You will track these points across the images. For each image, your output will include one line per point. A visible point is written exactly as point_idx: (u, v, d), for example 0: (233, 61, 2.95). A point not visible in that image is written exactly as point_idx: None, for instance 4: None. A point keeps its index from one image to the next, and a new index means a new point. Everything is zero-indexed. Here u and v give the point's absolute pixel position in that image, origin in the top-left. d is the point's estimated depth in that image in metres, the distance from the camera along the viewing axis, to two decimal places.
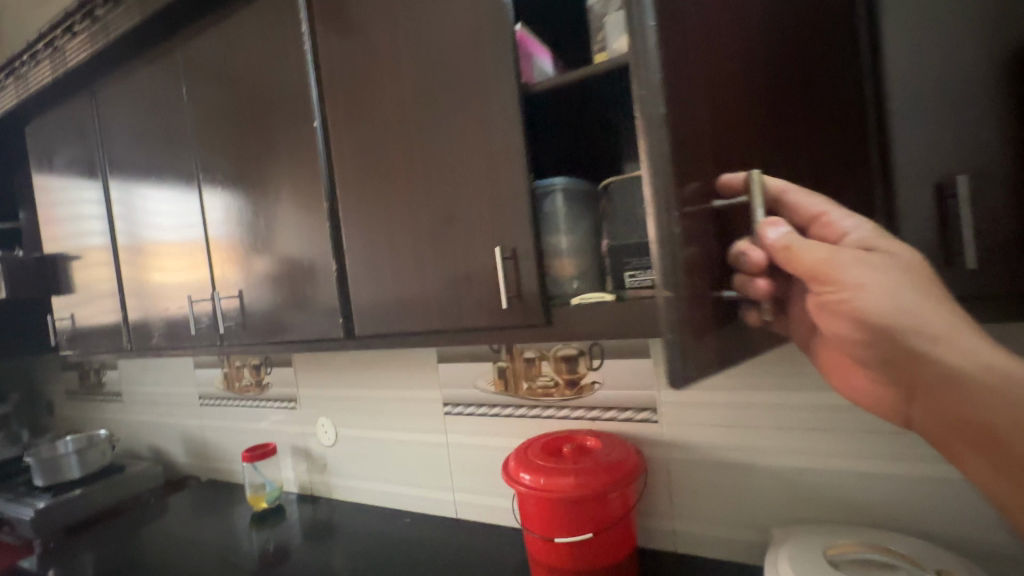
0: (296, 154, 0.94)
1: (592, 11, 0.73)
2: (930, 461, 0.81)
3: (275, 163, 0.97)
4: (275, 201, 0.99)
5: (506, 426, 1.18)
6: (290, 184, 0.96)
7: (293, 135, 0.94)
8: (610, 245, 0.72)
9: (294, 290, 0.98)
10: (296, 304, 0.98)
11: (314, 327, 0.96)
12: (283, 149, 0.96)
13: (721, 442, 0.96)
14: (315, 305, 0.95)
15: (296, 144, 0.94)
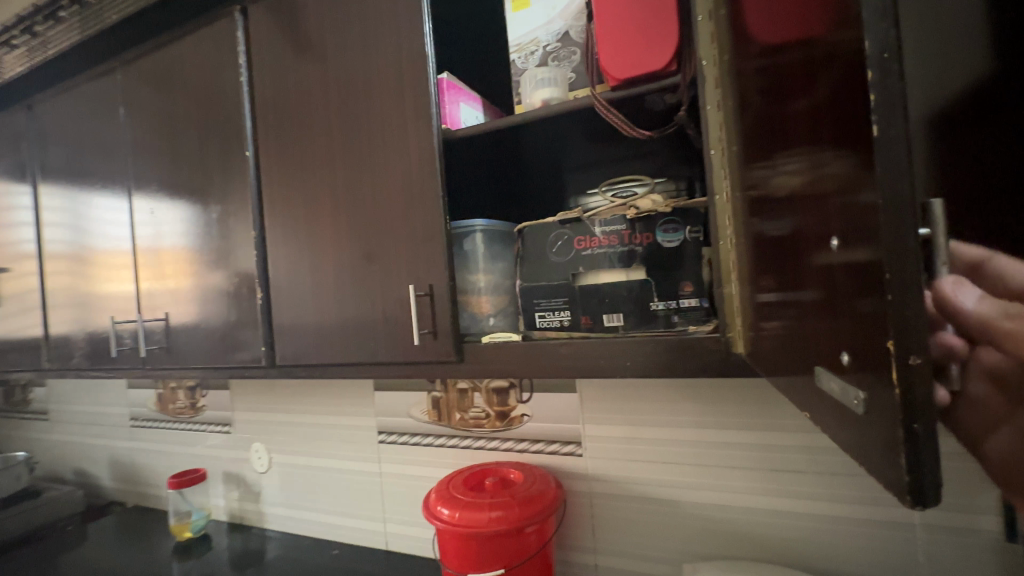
0: (230, 181, 0.95)
1: (513, 65, 0.77)
2: (826, 498, 0.86)
3: (209, 187, 0.98)
4: (206, 227, 0.99)
5: (438, 457, 1.18)
6: (223, 210, 0.96)
7: (228, 162, 0.95)
8: (522, 286, 0.74)
9: (221, 316, 0.97)
10: (222, 331, 0.98)
11: (239, 354, 0.95)
12: (218, 175, 0.96)
13: (641, 477, 0.99)
14: (241, 333, 0.95)
15: (230, 171, 0.95)
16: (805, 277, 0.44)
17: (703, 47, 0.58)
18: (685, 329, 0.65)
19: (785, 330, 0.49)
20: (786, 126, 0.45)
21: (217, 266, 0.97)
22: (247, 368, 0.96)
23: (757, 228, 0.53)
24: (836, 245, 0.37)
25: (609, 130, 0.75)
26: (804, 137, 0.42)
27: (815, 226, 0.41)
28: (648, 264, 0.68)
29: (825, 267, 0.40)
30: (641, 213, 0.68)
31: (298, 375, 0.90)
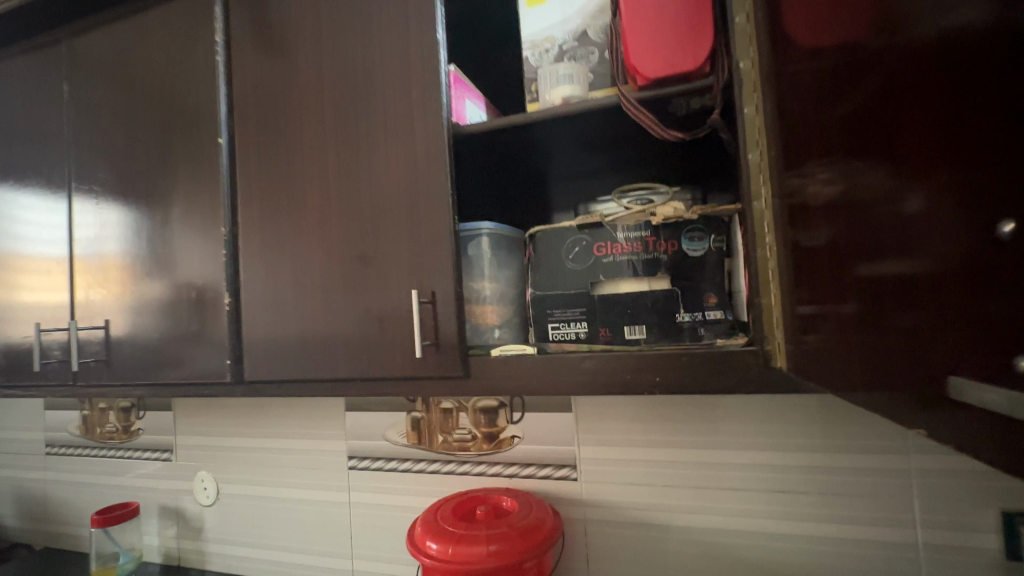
0: (196, 171, 0.84)
1: (527, 62, 0.73)
2: (830, 519, 0.84)
3: (171, 179, 0.86)
4: (165, 222, 0.86)
5: (418, 484, 1.08)
6: (184, 203, 0.85)
7: (192, 152, 0.84)
8: (533, 295, 0.69)
9: (176, 325, 0.85)
10: (175, 343, 0.85)
11: (194, 368, 0.83)
12: (181, 165, 0.85)
13: (640, 501, 0.94)
14: (199, 345, 0.82)
15: (195, 161, 0.84)
16: (847, 289, 0.41)
17: (741, 47, 0.56)
18: (714, 342, 0.61)
19: (824, 343, 0.46)
20: (825, 131, 0.42)
21: (175, 268, 0.85)
22: (205, 385, 0.84)
23: (794, 237, 0.50)
24: (888, 253, 0.35)
25: (625, 136, 0.72)
26: (841, 142, 0.40)
27: (862, 235, 0.38)
28: (672, 273, 0.64)
29: (871, 276, 0.37)
30: (666, 219, 0.64)
31: (268, 393, 0.79)
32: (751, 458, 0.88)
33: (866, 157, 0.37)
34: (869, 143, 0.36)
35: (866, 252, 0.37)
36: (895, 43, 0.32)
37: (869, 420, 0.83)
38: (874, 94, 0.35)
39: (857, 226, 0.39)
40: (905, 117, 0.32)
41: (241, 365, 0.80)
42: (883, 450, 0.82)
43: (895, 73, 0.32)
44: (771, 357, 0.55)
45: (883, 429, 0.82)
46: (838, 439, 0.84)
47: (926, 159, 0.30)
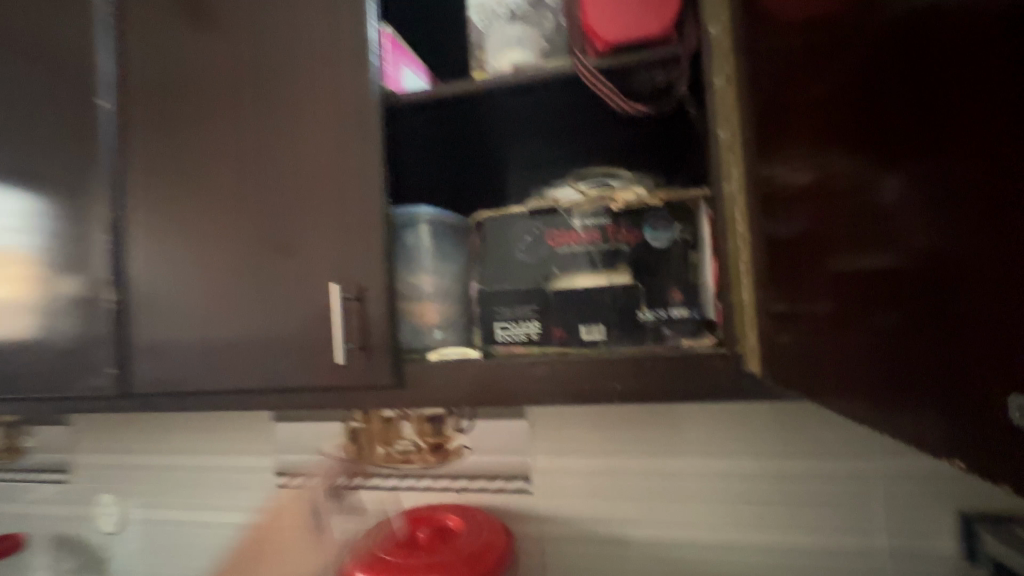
0: (72, 141, 0.69)
1: (472, 26, 0.64)
2: (793, 526, 0.81)
3: (41, 149, 0.71)
4: (35, 203, 0.71)
5: (356, 502, 0.97)
6: (59, 180, 0.70)
7: (68, 116, 0.69)
8: (479, 291, 0.60)
9: (49, 326, 0.70)
10: (48, 347, 0.70)
11: (72, 378, 0.69)
12: (54, 133, 0.70)
13: (597, 513, 0.87)
14: (79, 350, 0.68)
15: (71, 128, 0.69)
16: (808, 290, 0.36)
17: (712, 11, 0.49)
18: (679, 344, 0.54)
19: (785, 349, 0.41)
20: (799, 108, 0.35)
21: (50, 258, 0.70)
22: (86, 399, 0.69)
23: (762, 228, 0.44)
24: (870, 247, 0.28)
25: (583, 113, 0.65)
26: (804, 118, 0.34)
27: (836, 225, 0.31)
28: (634, 266, 0.57)
29: (846, 274, 0.30)
30: (627, 206, 0.57)
31: (165, 408, 0.66)
32: (712, 464, 0.83)
33: (844, 132, 0.30)
34: (826, 128, 0.31)
35: (840, 246, 0.31)
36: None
37: (831, 422, 0.80)
38: (859, 51, 0.28)
39: (832, 217, 0.32)
40: (864, 97, 0.27)
41: (130, 375, 0.66)
42: (845, 453, 0.79)
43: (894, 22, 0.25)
44: (740, 360, 0.49)
45: (845, 431, 0.79)
46: (801, 442, 0.81)
47: (905, 131, 0.24)
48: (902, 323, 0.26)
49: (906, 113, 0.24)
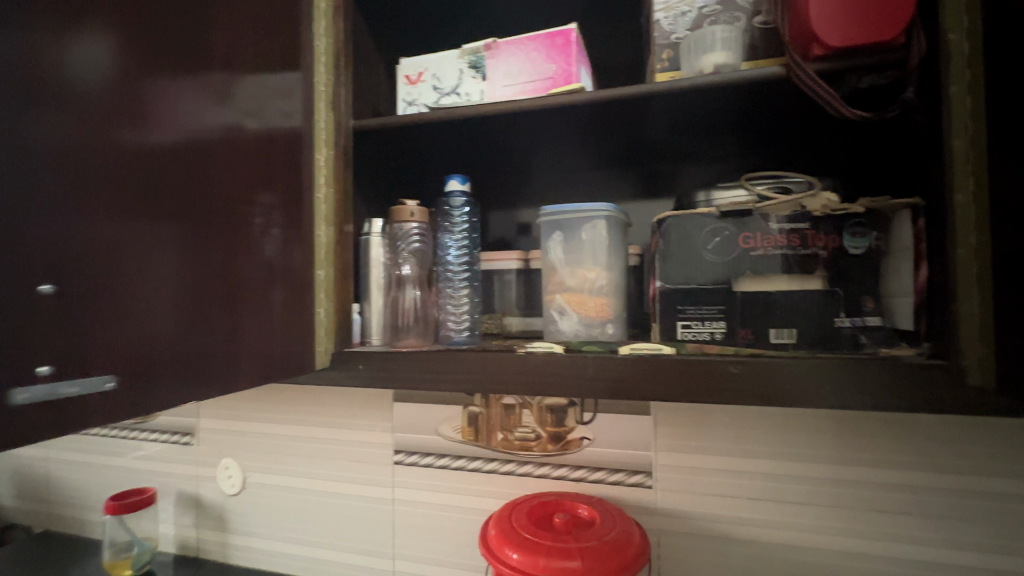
0: (292, 116, 0.64)
1: (657, 25, 0.65)
2: (931, 542, 0.79)
3: (254, 106, 0.58)
4: (158, 104, 0.46)
5: (471, 484, 1.00)
6: (267, 151, 0.60)
7: (290, 90, 0.64)
8: (661, 289, 0.62)
9: (105, 253, 0.42)
10: (89, 272, 0.41)
11: (185, 366, 0.49)
12: (273, 96, 0.62)
13: (719, 513, 0.88)
14: (240, 333, 0.56)
15: (297, 105, 0.65)
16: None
17: (953, 15, 0.48)
18: (879, 352, 0.55)
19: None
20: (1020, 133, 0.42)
21: (207, 212, 0.52)
22: (109, 376, 0.42)
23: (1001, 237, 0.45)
24: None
25: (768, 111, 0.66)
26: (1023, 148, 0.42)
27: None
28: (827, 272, 0.58)
29: None
30: (829, 210, 0.58)
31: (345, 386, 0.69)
32: (845, 474, 0.82)
33: None
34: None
35: None
36: None
37: (985, 442, 0.77)
38: None
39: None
40: None
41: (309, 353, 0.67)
42: (998, 475, 0.76)
43: None
44: (964, 373, 0.49)
45: (999, 451, 0.77)
46: (946, 459, 0.78)
47: None
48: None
49: None
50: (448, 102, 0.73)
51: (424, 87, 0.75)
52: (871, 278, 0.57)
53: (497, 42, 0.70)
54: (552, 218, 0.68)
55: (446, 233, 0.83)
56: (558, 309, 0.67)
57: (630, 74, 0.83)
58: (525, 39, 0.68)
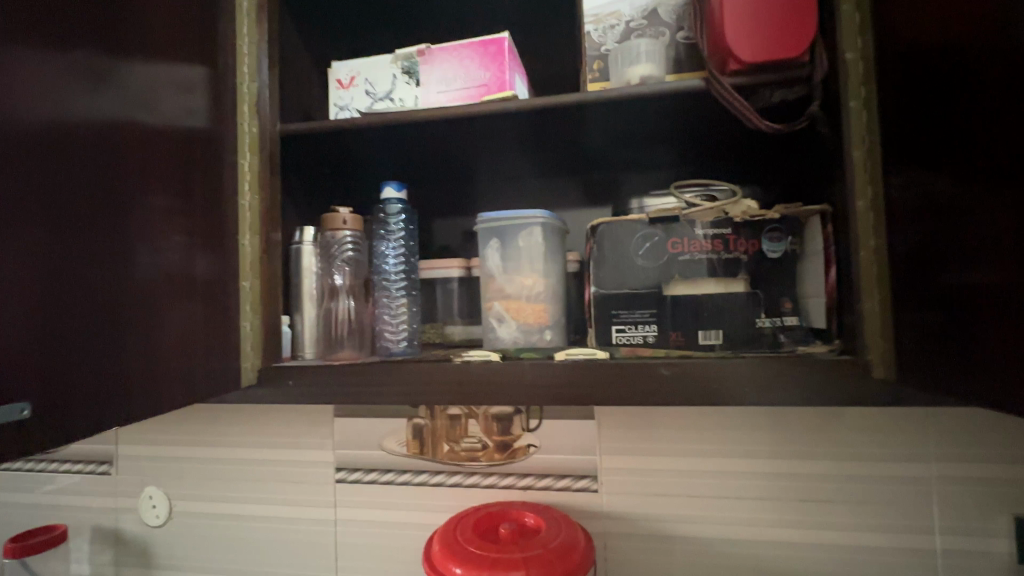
0: (215, 119, 0.62)
1: (587, 36, 0.66)
2: (854, 527, 0.84)
3: (165, 105, 0.54)
4: (27, 101, 0.40)
5: (417, 498, 0.97)
6: (172, 152, 0.55)
7: (213, 92, 0.62)
8: (596, 294, 0.63)
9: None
10: None
11: (93, 391, 0.45)
12: (191, 96, 0.58)
13: (662, 512, 0.90)
14: (157, 350, 0.52)
15: (200, 101, 0.60)
16: (931, 301, 0.45)
17: (848, 37, 0.53)
18: (796, 350, 0.58)
19: (943, 356, 0.44)
20: (908, 146, 0.47)
21: (103, 220, 0.46)
22: (23, 405, 0.39)
23: (898, 239, 0.49)
24: (964, 252, 0.40)
25: (693, 122, 0.68)
26: (912, 157, 0.46)
27: (939, 240, 0.43)
28: (748, 275, 0.61)
29: (955, 282, 0.42)
30: (748, 217, 0.61)
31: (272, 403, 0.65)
32: (777, 467, 0.86)
33: (936, 169, 0.43)
34: (981, 149, 0.37)
35: (946, 257, 0.42)
36: (963, 59, 0.39)
37: (896, 430, 0.83)
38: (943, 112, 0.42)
39: (936, 232, 0.44)
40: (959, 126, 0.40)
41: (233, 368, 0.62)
42: (908, 460, 0.83)
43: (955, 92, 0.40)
44: (869, 366, 0.52)
45: (908, 438, 0.83)
46: (865, 448, 0.84)
47: (973, 159, 0.39)
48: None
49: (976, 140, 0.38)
50: (381, 107, 0.72)
51: (357, 91, 0.73)
52: (786, 281, 0.61)
53: (430, 48, 0.69)
54: (489, 225, 0.68)
55: (383, 241, 0.80)
56: (496, 316, 0.67)
57: (567, 83, 0.84)
58: (458, 46, 0.68)
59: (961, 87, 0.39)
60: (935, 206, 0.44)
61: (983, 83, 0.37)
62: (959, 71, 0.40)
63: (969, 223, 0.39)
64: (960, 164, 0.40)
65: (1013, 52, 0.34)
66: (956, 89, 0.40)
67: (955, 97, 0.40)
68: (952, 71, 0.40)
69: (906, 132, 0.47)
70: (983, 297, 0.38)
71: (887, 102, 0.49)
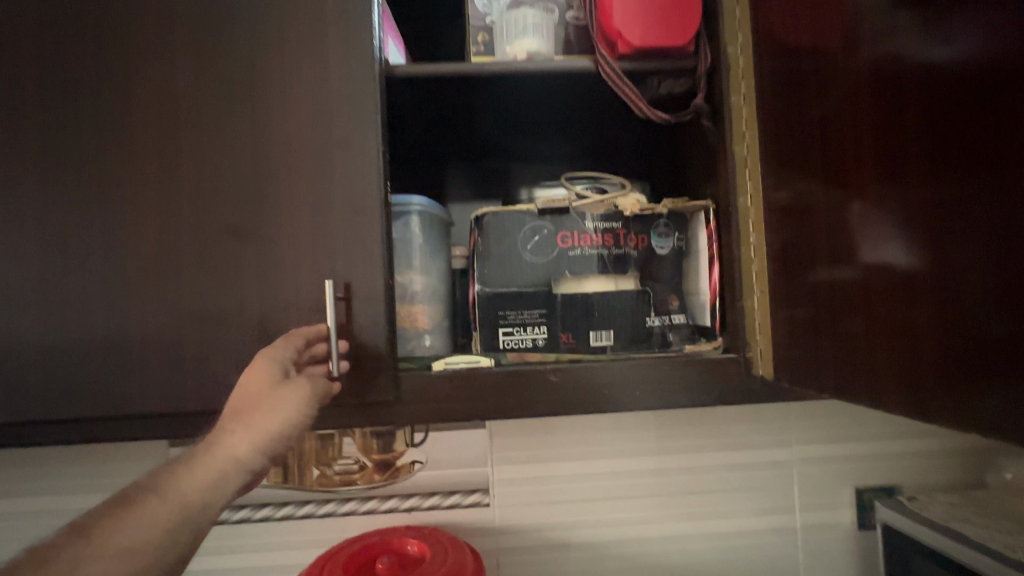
0: None
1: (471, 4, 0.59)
2: (731, 513, 0.88)
3: None
4: None
5: (281, 536, 0.83)
6: None
7: None
8: (482, 293, 0.56)
9: None
10: None
11: None
12: None
13: (557, 520, 0.86)
14: None
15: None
16: (793, 298, 0.46)
17: (730, 29, 0.53)
18: (683, 348, 0.56)
19: (812, 355, 0.44)
20: (775, 147, 0.48)
21: None
22: None
23: (770, 241, 0.49)
24: (826, 251, 0.41)
25: (584, 110, 0.65)
26: (778, 158, 0.47)
27: (802, 240, 0.45)
28: (637, 272, 0.58)
29: (817, 281, 0.43)
30: (637, 211, 0.58)
31: (66, 439, 0.50)
32: (665, 462, 0.87)
33: (800, 171, 0.44)
34: (853, 152, 0.38)
35: (808, 255, 0.44)
36: (827, 62, 0.40)
37: (767, 419, 0.89)
38: (808, 115, 0.43)
39: (800, 232, 0.45)
40: (823, 127, 0.41)
41: None
42: (774, 446, 0.89)
43: (818, 94, 0.41)
44: (749, 363, 0.53)
45: (775, 425, 0.89)
46: (740, 438, 0.88)
47: (834, 160, 0.40)
48: (949, 301, 0.30)
49: (837, 142, 0.39)
50: None
51: None
52: (675, 278, 0.59)
53: None
54: None
55: None
56: None
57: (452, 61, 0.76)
58: None
59: (826, 90, 0.40)
60: (798, 207, 0.45)
61: (846, 86, 0.38)
62: (824, 74, 0.41)
63: (831, 221, 0.40)
64: (827, 166, 0.41)
65: (886, 56, 0.34)
66: (823, 89, 0.41)
67: (818, 99, 0.41)
68: (817, 73, 0.41)
69: (772, 134, 0.48)
70: (840, 294, 0.40)
71: (763, 100, 0.49)
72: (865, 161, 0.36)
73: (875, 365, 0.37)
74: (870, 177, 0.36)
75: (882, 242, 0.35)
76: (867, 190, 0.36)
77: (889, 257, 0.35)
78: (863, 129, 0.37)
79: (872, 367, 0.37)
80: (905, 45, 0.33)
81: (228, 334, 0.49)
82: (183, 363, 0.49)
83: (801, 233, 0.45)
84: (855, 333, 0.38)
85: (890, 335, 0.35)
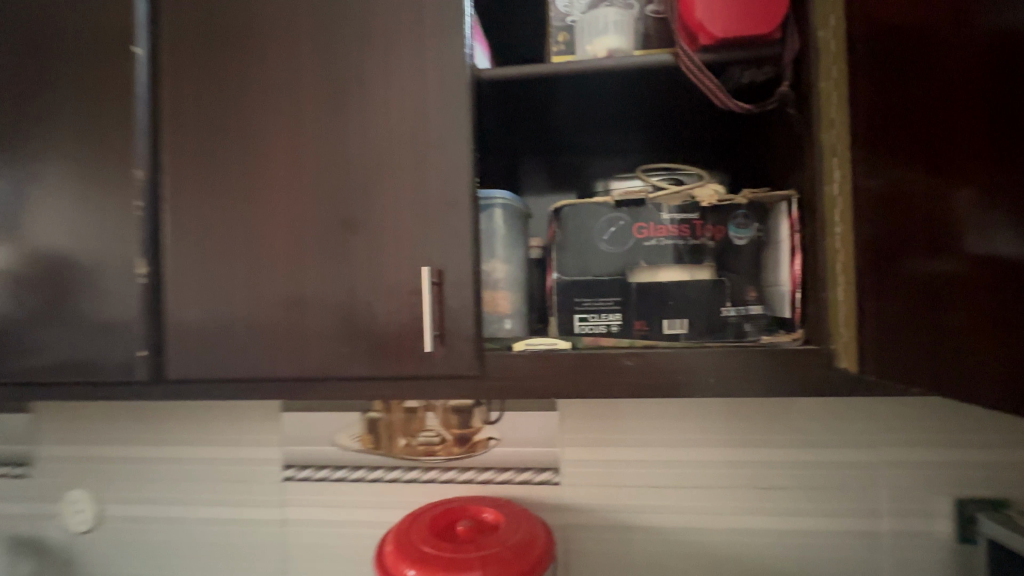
0: None
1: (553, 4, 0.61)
2: (809, 512, 0.86)
3: None
4: None
5: (372, 495, 0.93)
6: None
7: None
8: (560, 281, 0.60)
9: None
10: None
11: None
12: None
13: (626, 503, 0.88)
14: None
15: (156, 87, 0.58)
16: (885, 290, 0.45)
17: (823, 13, 0.52)
18: (761, 339, 0.57)
19: (903, 351, 0.42)
20: (868, 133, 0.46)
21: None
22: None
23: (861, 231, 0.48)
24: (919, 239, 0.40)
25: (662, 102, 0.65)
26: (871, 145, 0.46)
27: (896, 228, 0.43)
28: (714, 262, 0.59)
29: (910, 272, 0.41)
30: (715, 201, 0.58)
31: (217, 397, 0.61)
32: (739, 455, 0.86)
33: (893, 158, 0.43)
34: (947, 137, 0.36)
35: (901, 244, 0.42)
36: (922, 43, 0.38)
37: (851, 418, 0.85)
38: (903, 98, 0.41)
39: (892, 220, 0.43)
40: (918, 111, 0.39)
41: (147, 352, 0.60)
42: (861, 447, 0.84)
43: (912, 77, 0.40)
44: (833, 354, 0.53)
45: (862, 425, 0.84)
46: (821, 436, 0.85)
47: (928, 145, 0.38)
48: None
49: (931, 126, 0.38)
50: None
51: None
52: (755, 269, 0.59)
53: None
54: None
55: None
56: None
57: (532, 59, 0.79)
58: None
59: (921, 71, 0.39)
60: (891, 195, 0.43)
61: (942, 67, 0.36)
62: (919, 54, 0.39)
63: (924, 209, 0.39)
64: (921, 152, 0.39)
65: (982, 34, 0.33)
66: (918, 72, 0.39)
67: (913, 82, 0.40)
68: (913, 54, 0.40)
69: (867, 120, 0.46)
70: (933, 285, 0.38)
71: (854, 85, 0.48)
72: (960, 145, 0.35)
73: (969, 357, 0.35)
74: (964, 161, 0.34)
75: (975, 230, 0.34)
76: (961, 175, 0.35)
77: (982, 246, 0.33)
78: (960, 111, 0.35)
79: (965, 360, 0.35)
80: (1002, 24, 0.31)
81: (341, 313, 0.57)
82: (305, 337, 0.58)
83: (894, 222, 0.43)
84: (948, 325, 0.37)
85: (983, 326, 0.33)
